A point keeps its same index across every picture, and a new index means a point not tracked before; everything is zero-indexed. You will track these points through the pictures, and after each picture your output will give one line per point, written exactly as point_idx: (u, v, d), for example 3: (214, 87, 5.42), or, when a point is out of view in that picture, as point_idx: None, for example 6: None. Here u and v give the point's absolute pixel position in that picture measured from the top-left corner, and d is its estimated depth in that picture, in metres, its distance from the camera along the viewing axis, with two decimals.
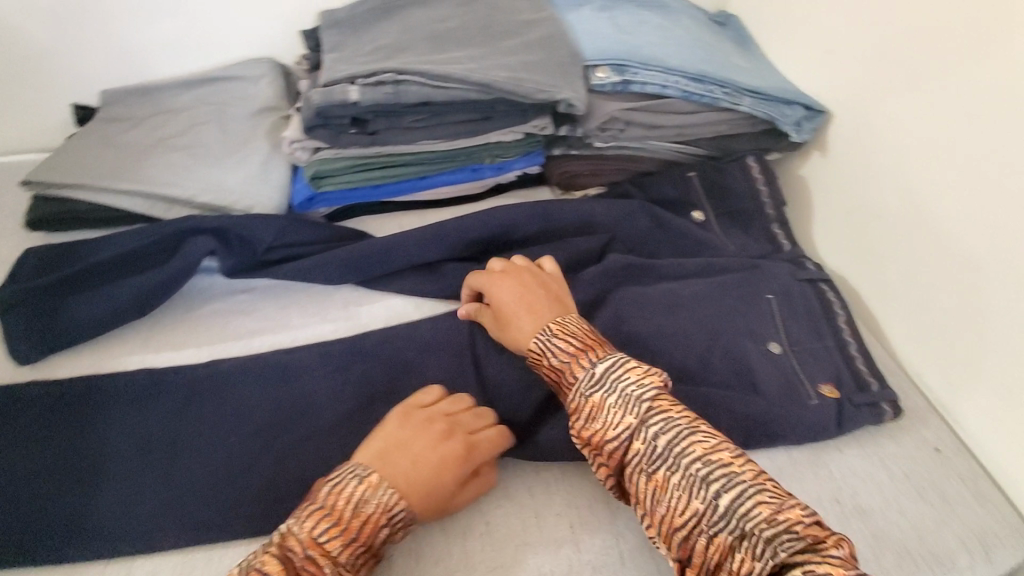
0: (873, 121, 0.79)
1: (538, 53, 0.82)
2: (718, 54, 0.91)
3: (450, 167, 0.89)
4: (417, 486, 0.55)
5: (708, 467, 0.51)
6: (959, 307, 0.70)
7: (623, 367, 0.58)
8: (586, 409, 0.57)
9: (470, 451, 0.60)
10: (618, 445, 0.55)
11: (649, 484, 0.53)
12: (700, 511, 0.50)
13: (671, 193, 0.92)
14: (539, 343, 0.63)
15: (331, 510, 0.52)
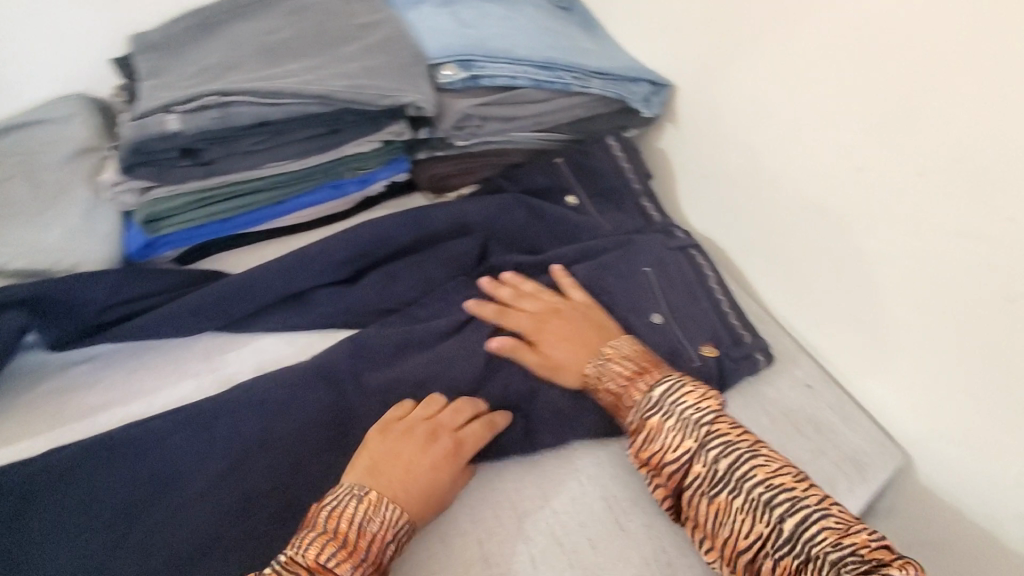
0: (712, 88, 0.83)
1: (378, 56, 0.78)
2: (564, 39, 0.92)
3: (308, 188, 0.83)
4: (416, 493, 0.59)
5: (770, 491, 0.55)
6: (808, 252, 0.75)
7: (680, 391, 0.63)
8: (644, 430, 0.63)
9: (458, 450, 0.63)
10: (676, 467, 0.60)
11: (711, 506, 0.58)
12: (764, 535, 0.54)
13: (542, 181, 0.91)
14: (597, 369, 0.69)
15: (340, 532, 0.53)
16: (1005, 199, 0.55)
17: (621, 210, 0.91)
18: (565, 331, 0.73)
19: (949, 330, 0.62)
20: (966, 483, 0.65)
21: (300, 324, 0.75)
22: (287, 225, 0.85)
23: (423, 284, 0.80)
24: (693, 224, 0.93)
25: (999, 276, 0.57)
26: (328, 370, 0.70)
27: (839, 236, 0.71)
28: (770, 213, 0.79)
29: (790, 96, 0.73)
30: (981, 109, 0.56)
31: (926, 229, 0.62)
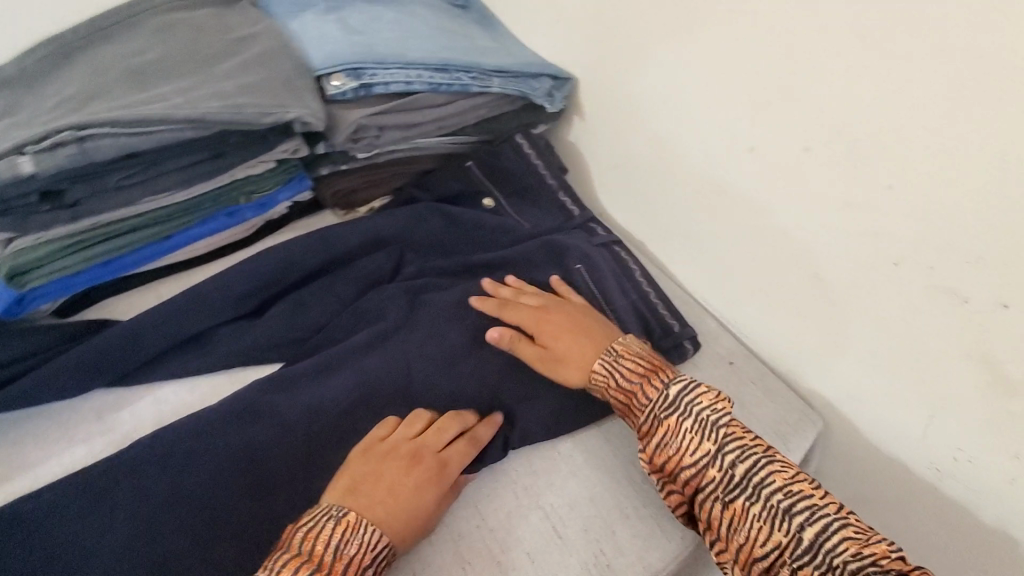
0: (611, 78, 0.83)
1: (258, 72, 0.73)
2: (460, 39, 0.89)
3: (198, 218, 0.77)
4: (399, 514, 0.56)
5: (789, 499, 0.54)
6: (719, 232, 0.76)
7: (695, 392, 0.61)
8: (660, 430, 0.60)
9: (442, 468, 0.61)
10: (693, 471, 0.58)
11: (726, 511, 0.56)
12: (783, 543, 0.53)
13: (455, 187, 0.89)
14: (605, 366, 0.66)
15: (313, 555, 0.51)
16: (879, 166, 0.57)
17: (539, 206, 0.89)
18: (569, 326, 0.71)
19: (849, 296, 0.64)
20: (883, 438, 0.68)
21: (204, 367, 0.70)
22: (182, 259, 0.79)
23: (337, 308, 0.76)
24: (611, 215, 0.93)
25: (884, 240, 0.59)
26: (239, 411, 0.65)
27: (744, 214, 0.72)
28: (679, 198, 0.80)
29: (682, 82, 0.74)
30: (849, 83, 0.58)
31: (817, 202, 0.64)
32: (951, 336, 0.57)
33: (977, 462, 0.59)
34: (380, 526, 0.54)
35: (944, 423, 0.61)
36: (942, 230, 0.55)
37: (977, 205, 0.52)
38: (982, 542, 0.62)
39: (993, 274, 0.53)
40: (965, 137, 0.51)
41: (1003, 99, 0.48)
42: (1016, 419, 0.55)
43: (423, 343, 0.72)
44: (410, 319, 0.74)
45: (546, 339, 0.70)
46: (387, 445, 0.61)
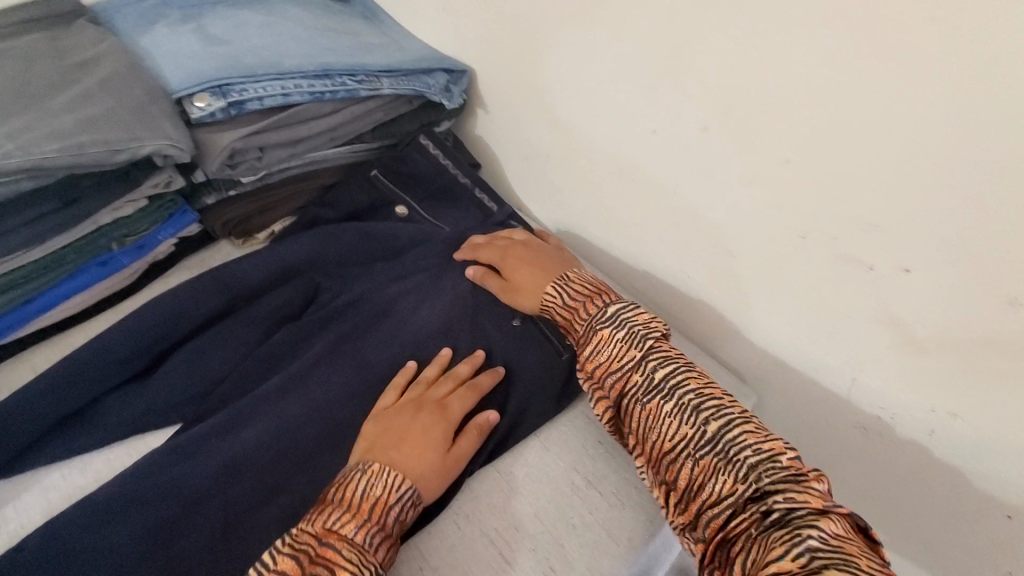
0: (507, 67, 0.79)
1: (104, 101, 0.63)
2: (341, 39, 0.82)
3: (65, 273, 0.68)
4: (412, 457, 0.58)
5: (701, 399, 0.56)
6: (635, 218, 0.74)
7: (633, 310, 0.62)
8: (593, 341, 0.61)
9: (447, 412, 0.62)
10: (619, 376, 0.59)
11: (644, 411, 0.57)
12: (691, 437, 0.54)
13: (362, 200, 0.82)
14: (555, 288, 0.68)
15: (346, 496, 0.52)
16: (776, 141, 0.56)
17: (453, 208, 0.84)
18: (529, 258, 0.73)
19: (764, 271, 0.64)
20: (814, 402, 0.68)
21: (97, 440, 0.63)
22: (52, 321, 0.70)
23: (241, 351, 0.69)
24: (530, 207, 0.89)
25: (789, 214, 0.59)
26: (136, 492, 0.57)
27: (657, 198, 0.70)
28: (592, 186, 0.77)
29: (578, 67, 0.70)
30: (732, 60, 0.56)
31: (721, 181, 0.63)
32: (862, 301, 0.57)
33: (899, 416, 0.61)
34: (404, 471, 0.56)
35: (865, 383, 0.62)
36: (843, 201, 0.54)
37: (870, 172, 0.51)
38: (911, 487, 0.64)
39: (891, 238, 0.53)
40: (855, 106, 0.50)
41: (877, 67, 0.48)
42: (928, 373, 0.56)
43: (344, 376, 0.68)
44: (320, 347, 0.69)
45: (510, 270, 0.73)
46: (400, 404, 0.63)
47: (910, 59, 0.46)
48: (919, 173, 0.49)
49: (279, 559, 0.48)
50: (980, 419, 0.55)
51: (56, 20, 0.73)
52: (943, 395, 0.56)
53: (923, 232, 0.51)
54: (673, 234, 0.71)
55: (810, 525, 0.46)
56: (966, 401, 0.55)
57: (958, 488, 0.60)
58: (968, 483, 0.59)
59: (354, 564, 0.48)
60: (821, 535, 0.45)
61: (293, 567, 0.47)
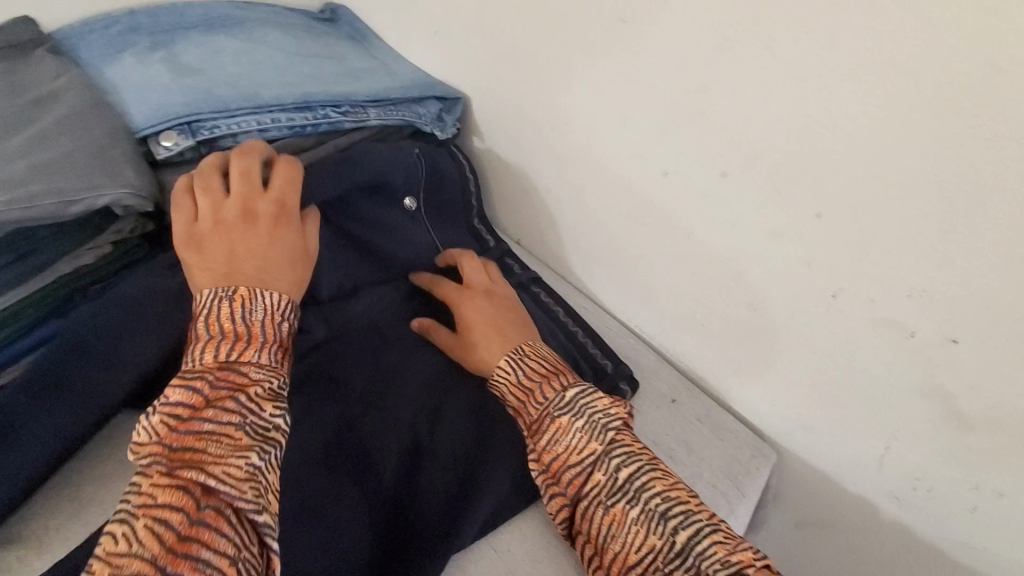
0: (504, 97, 0.74)
1: (59, 142, 0.58)
2: (324, 64, 0.76)
3: (21, 330, 0.62)
4: (273, 258, 0.54)
5: (667, 502, 0.50)
6: (643, 261, 0.69)
7: (591, 395, 0.56)
8: (550, 430, 0.55)
9: (282, 204, 0.56)
10: (578, 472, 0.53)
11: (606, 517, 0.51)
12: (657, 547, 0.48)
13: (398, 178, 0.69)
14: (509, 363, 0.60)
15: (214, 321, 0.49)
16: (802, 192, 0.50)
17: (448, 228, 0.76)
18: (489, 317, 0.66)
19: (786, 329, 0.58)
20: (838, 467, 0.63)
21: None
22: None
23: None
24: (528, 241, 0.83)
25: (816, 271, 0.53)
26: None
27: (668, 241, 0.64)
28: (596, 224, 0.72)
29: (583, 100, 0.64)
30: (754, 100, 0.50)
31: (739, 229, 0.57)
32: (899, 368, 0.51)
33: (938, 490, 0.55)
34: (279, 287, 0.53)
35: (899, 454, 0.56)
36: (879, 259, 0.48)
37: (912, 232, 0.46)
38: (948, 563, 0.58)
39: (937, 303, 0.47)
40: (896, 160, 0.44)
41: (923, 119, 0.42)
42: (971, 449, 0.51)
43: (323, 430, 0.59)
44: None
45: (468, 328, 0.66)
46: (235, 203, 0.55)
47: (963, 113, 0.40)
48: (973, 235, 0.43)
49: (168, 391, 0.44)
50: None
51: (14, 50, 0.67)
52: (989, 472, 0.50)
53: (976, 301, 0.45)
54: (684, 280, 0.65)
55: None
56: (1013, 481, 0.49)
57: (1002, 569, 0.54)
58: (1016, 566, 0.53)
59: (262, 378, 0.48)
60: None
61: (191, 401, 0.44)
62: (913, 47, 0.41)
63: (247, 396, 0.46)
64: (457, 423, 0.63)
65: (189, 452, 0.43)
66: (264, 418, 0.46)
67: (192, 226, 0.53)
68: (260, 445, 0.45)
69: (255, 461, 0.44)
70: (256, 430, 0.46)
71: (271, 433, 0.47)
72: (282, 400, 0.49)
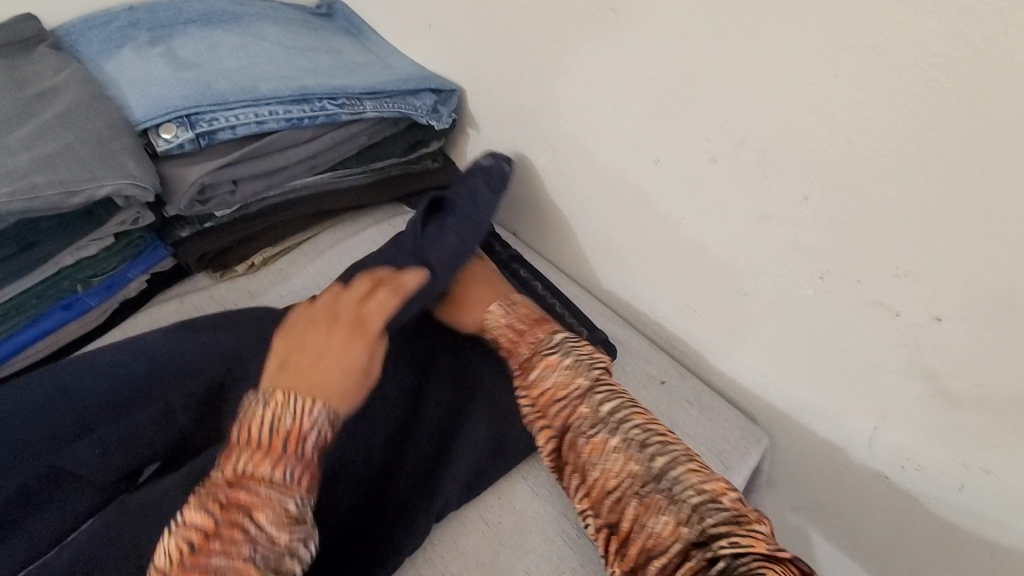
0: (498, 89, 0.75)
1: (62, 136, 0.59)
2: (321, 58, 0.77)
3: (26, 320, 0.63)
4: (329, 371, 0.54)
5: (645, 433, 0.51)
6: (637, 248, 0.70)
7: (577, 342, 0.59)
8: (539, 366, 0.57)
9: (365, 322, 0.59)
10: (563, 406, 0.54)
11: (588, 445, 0.51)
12: (634, 473, 0.49)
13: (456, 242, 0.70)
14: (500, 308, 0.65)
15: (246, 424, 0.48)
16: (790, 175, 0.51)
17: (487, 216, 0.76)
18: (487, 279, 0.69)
19: (775, 312, 0.59)
20: (828, 448, 0.64)
21: None
22: (16, 368, 0.65)
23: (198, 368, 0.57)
24: (523, 231, 0.84)
25: (805, 254, 0.54)
26: None
27: (660, 228, 0.65)
28: (590, 213, 0.73)
29: (575, 90, 0.65)
30: (743, 86, 0.51)
31: (729, 215, 0.58)
32: (886, 349, 0.52)
33: (926, 468, 0.56)
34: (324, 396, 0.52)
35: (887, 433, 0.57)
36: (865, 241, 0.49)
37: (895, 213, 0.47)
38: (938, 541, 0.60)
39: (921, 283, 0.48)
40: (881, 143, 0.45)
41: (908, 101, 0.43)
42: (958, 427, 0.51)
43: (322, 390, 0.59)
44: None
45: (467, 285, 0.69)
46: (327, 310, 0.60)
47: (945, 95, 0.41)
48: (957, 216, 0.44)
49: (192, 511, 0.44)
50: (1013, 478, 0.50)
51: (17, 46, 0.68)
52: (976, 450, 0.51)
53: (958, 280, 0.46)
54: (676, 266, 0.66)
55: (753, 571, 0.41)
56: (999, 458, 0.50)
57: (990, 546, 0.55)
58: (1002, 543, 0.54)
59: (275, 498, 0.45)
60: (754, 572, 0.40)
61: (205, 521, 0.43)
62: (897, 31, 0.41)
63: (258, 521, 0.44)
64: (439, 395, 0.65)
65: None
66: (277, 544, 0.44)
67: (285, 325, 0.59)
68: None
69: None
70: (265, 559, 0.43)
71: (284, 561, 0.44)
72: (301, 521, 0.46)
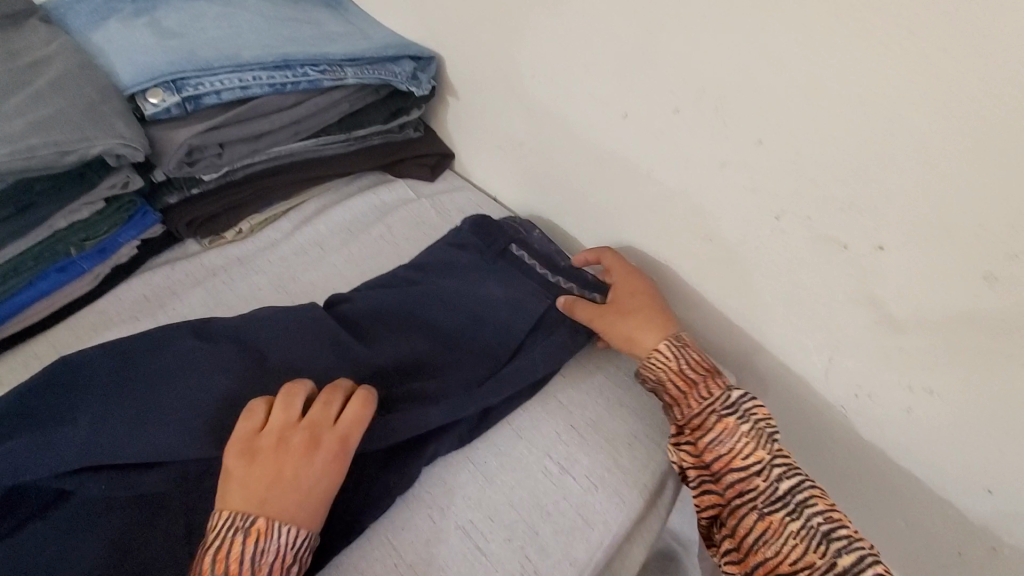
0: (475, 54, 0.77)
1: (54, 101, 0.61)
2: (301, 27, 0.79)
3: (24, 282, 0.65)
4: (311, 504, 0.49)
5: (828, 522, 0.53)
6: (612, 203, 0.73)
7: (754, 403, 0.60)
8: (717, 428, 0.58)
9: (346, 445, 0.51)
10: (741, 475, 0.56)
11: (762, 523, 0.54)
12: (816, 564, 0.51)
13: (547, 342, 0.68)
14: (670, 349, 0.63)
15: (223, 554, 0.45)
16: (745, 121, 0.55)
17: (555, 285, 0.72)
18: (630, 311, 0.67)
19: (737, 254, 0.63)
20: (792, 383, 0.68)
21: None
22: (14, 331, 0.67)
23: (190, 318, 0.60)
24: (505, 194, 0.88)
25: (762, 196, 0.58)
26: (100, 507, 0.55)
27: (632, 181, 0.69)
28: (566, 172, 0.76)
29: (548, 51, 0.68)
30: (702, 36, 0.54)
31: (692, 164, 0.62)
32: (837, 282, 0.57)
33: (877, 395, 0.60)
34: (303, 526, 0.48)
35: (842, 363, 0.61)
36: (812, 179, 0.53)
37: (839, 150, 0.50)
38: (890, 465, 0.64)
39: (864, 214, 0.52)
40: (825, 82, 0.49)
41: (849, 40, 0.46)
42: (903, 351, 0.56)
43: (387, 427, 0.57)
44: (260, 334, 0.61)
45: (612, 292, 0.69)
46: (303, 425, 0.52)
47: (878, 31, 0.44)
48: (894, 147, 0.47)
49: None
50: (955, 395, 0.54)
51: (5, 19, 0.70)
52: (917, 371, 0.56)
53: (896, 208, 0.50)
54: (647, 216, 0.70)
55: None
56: (938, 377, 0.55)
57: (938, 464, 0.60)
58: (948, 459, 0.59)
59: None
60: None
61: None
62: None
63: None
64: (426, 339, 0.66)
65: None
66: None
67: (256, 433, 0.51)
68: None
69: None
70: None
71: None
72: None
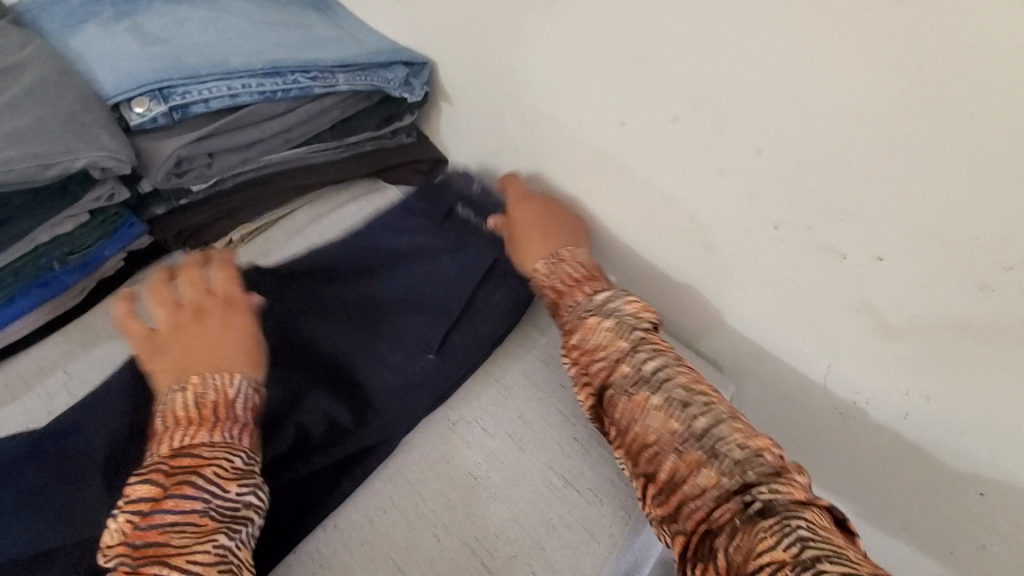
0: (467, 59, 0.76)
1: (33, 111, 0.59)
2: (290, 32, 0.77)
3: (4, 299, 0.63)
4: (223, 350, 0.54)
5: (688, 394, 0.55)
6: (611, 210, 0.73)
7: (623, 300, 0.63)
8: (581, 328, 0.61)
9: (225, 295, 0.58)
10: (605, 363, 0.59)
11: (629, 404, 0.56)
12: (677, 431, 0.53)
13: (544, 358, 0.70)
14: (547, 265, 0.68)
15: (177, 413, 0.49)
16: (744, 132, 0.55)
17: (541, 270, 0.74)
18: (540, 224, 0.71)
19: (736, 262, 0.63)
20: (790, 389, 0.69)
21: None
22: None
23: None
24: None
25: (760, 206, 0.58)
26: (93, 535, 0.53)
27: (628, 189, 0.69)
28: (563, 179, 0.76)
29: (542, 59, 0.68)
30: (697, 47, 0.54)
31: (690, 172, 0.62)
32: (833, 290, 0.57)
33: (875, 400, 0.61)
34: (231, 368, 0.53)
35: (840, 370, 0.62)
36: (811, 190, 0.54)
37: (839, 160, 0.51)
38: (885, 467, 0.65)
39: (862, 225, 0.52)
40: (821, 96, 0.49)
41: (842, 54, 0.46)
42: (900, 359, 0.57)
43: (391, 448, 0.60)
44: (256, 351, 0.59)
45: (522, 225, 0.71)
46: (180, 307, 0.57)
47: (878, 45, 0.44)
48: (890, 162, 0.48)
49: (132, 490, 0.45)
50: (950, 400, 0.55)
51: None
52: (913, 378, 0.57)
53: (896, 220, 0.50)
54: (645, 223, 0.70)
55: (795, 514, 0.46)
56: (933, 383, 0.56)
57: (932, 466, 0.61)
58: (941, 462, 0.60)
59: (220, 456, 0.48)
60: (808, 526, 0.46)
61: (153, 491, 0.45)
62: None
63: (207, 479, 0.46)
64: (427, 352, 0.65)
65: (155, 549, 0.43)
66: (233, 494, 0.47)
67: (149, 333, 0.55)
68: (228, 525, 0.46)
69: (223, 543, 0.45)
70: (223, 510, 0.46)
71: (240, 509, 0.47)
72: (249, 474, 0.49)
